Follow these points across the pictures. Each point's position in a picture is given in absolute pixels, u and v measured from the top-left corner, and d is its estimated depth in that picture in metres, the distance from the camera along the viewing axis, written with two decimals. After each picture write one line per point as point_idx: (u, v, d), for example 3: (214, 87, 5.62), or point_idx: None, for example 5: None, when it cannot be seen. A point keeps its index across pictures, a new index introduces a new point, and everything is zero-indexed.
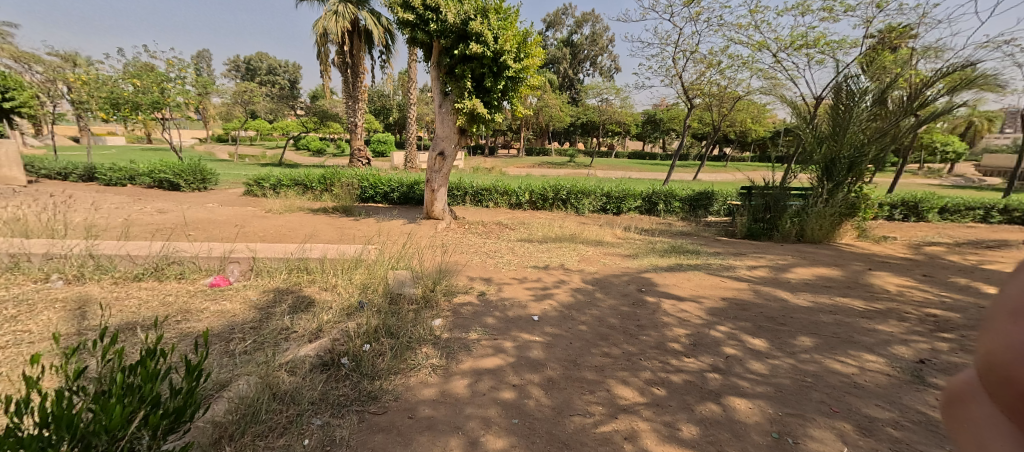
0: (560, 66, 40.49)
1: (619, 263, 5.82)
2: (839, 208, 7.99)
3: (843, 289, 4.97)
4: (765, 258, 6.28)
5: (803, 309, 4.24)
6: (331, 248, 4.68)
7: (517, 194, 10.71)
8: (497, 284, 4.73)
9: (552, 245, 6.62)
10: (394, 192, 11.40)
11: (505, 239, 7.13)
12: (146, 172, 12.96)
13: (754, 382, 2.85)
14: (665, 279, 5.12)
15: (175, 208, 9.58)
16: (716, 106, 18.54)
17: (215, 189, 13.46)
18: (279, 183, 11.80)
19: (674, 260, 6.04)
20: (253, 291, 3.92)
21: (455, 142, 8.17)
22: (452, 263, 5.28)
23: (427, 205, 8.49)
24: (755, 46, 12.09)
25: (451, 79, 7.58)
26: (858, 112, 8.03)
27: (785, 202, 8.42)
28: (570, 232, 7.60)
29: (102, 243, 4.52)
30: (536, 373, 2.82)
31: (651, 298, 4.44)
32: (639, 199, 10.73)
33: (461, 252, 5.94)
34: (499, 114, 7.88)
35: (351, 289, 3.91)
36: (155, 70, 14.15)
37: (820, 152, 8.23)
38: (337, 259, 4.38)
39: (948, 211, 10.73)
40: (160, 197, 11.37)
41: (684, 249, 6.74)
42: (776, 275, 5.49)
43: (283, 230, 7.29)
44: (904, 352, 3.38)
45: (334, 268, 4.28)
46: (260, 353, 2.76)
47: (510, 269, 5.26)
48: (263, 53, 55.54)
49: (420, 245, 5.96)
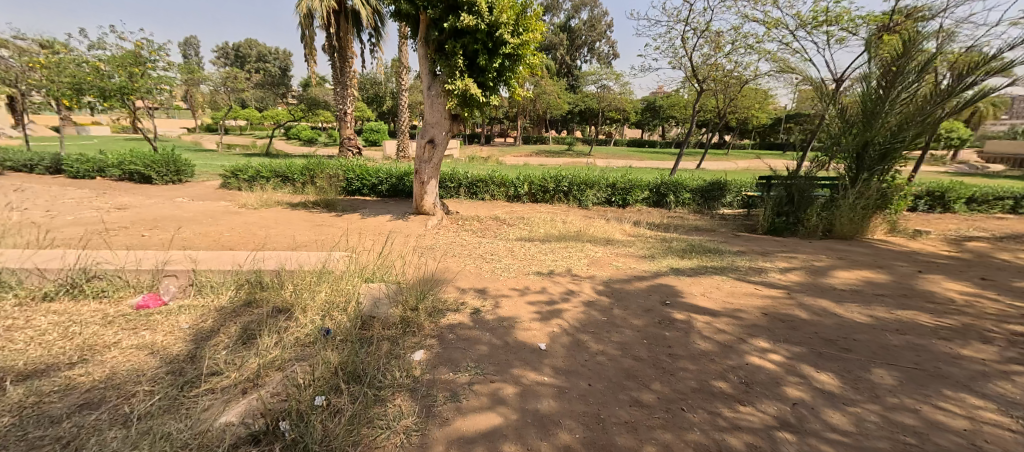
0: (558, 52, 39.29)
1: (634, 267, 5.03)
2: (872, 200, 7.24)
3: (900, 299, 4.21)
4: (798, 258, 5.54)
5: (865, 328, 3.50)
6: (291, 257, 3.85)
7: (515, 185, 9.93)
8: (494, 298, 3.94)
9: (556, 245, 5.84)
10: (382, 184, 10.53)
11: (502, 238, 6.35)
12: (114, 163, 12.04)
13: (841, 446, 2.11)
14: (691, 287, 4.36)
15: (140, 204, 8.74)
16: (723, 92, 17.68)
17: (192, 182, 12.58)
18: (258, 175, 10.91)
19: (696, 261, 5.28)
20: (188, 315, 3.13)
21: (446, 129, 7.31)
22: (440, 271, 4.50)
23: (416, 199, 7.68)
24: (771, 25, 11.21)
25: (440, 57, 6.69)
26: (894, 93, 7.22)
27: (810, 193, 7.68)
28: (574, 229, 6.81)
29: (9, 253, 3.69)
30: (548, 439, 2.08)
31: (679, 314, 3.67)
32: (647, 190, 9.97)
33: (452, 255, 5.17)
34: (495, 97, 7.02)
35: (310, 313, 3.11)
36: (123, 54, 13.09)
37: (850, 138, 7.46)
38: (297, 271, 3.57)
39: (976, 202, 10.02)
40: (129, 191, 10.50)
41: (704, 247, 5.98)
42: (816, 279, 4.75)
43: (252, 231, 6.48)
44: (1013, 391, 2.64)
45: (293, 281, 3.47)
46: (164, 420, 1.98)
47: (508, 277, 4.47)
48: (252, 39, 53.77)
49: (405, 250, 5.16)
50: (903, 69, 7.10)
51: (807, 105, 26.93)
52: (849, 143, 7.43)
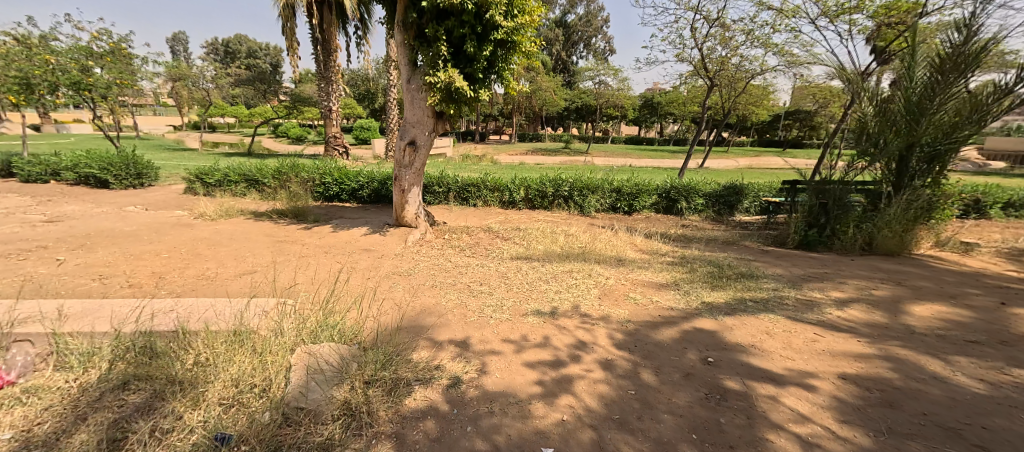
0: (553, 48, 38.09)
1: (658, 302, 4.06)
2: (919, 210, 6.25)
3: (1004, 348, 3.29)
4: (852, 284, 4.61)
5: (988, 406, 2.55)
6: (202, 310, 2.83)
7: (510, 190, 8.94)
8: (480, 358, 2.96)
9: (559, 267, 4.87)
10: (363, 189, 9.51)
11: (495, 257, 5.36)
12: (69, 166, 10.92)
13: None
14: (734, 335, 3.41)
15: (82, 214, 7.66)
16: (729, 88, 16.76)
17: (156, 185, 11.46)
18: (225, 179, 9.85)
19: (731, 292, 4.34)
20: (22, 411, 2.11)
21: (430, 129, 6.28)
22: (414, 315, 3.52)
23: (396, 209, 6.64)
24: (788, 14, 10.27)
25: (421, 44, 5.68)
26: (945, 87, 6.22)
27: (846, 200, 6.71)
28: (579, 245, 5.83)
29: None
30: None
31: (732, 385, 2.70)
32: (655, 195, 9.03)
33: (432, 288, 4.19)
34: (486, 91, 6.01)
35: (204, 410, 2.09)
36: (77, 45, 11.79)
37: (894, 138, 6.47)
38: (200, 334, 2.54)
39: (1015, 207, 9.08)
40: (78, 198, 9.37)
41: (735, 270, 5.02)
42: (884, 319, 3.82)
43: (196, 252, 5.45)
44: None
45: (190, 350, 2.44)
46: None
47: (500, 321, 3.49)
48: (241, 34, 52.23)
49: (373, 284, 4.17)
50: (957, 59, 6.13)
51: (810, 102, 26.15)
52: (892, 144, 6.45)
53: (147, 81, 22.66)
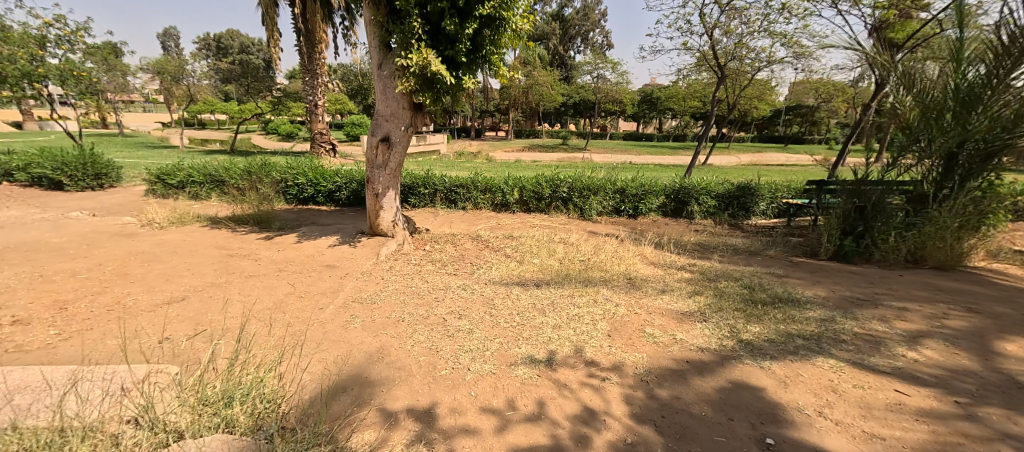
0: (550, 42, 37.08)
1: (684, 341, 3.19)
2: (971, 216, 5.43)
3: None
4: (915, 312, 3.77)
5: None
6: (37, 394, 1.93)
7: (502, 191, 8.07)
8: (448, 444, 2.09)
9: (558, 291, 4.01)
10: (341, 190, 8.61)
11: (481, 276, 4.50)
12: (20, 166, 9.93)
13: None
14: (794, 395, 2.55)
15: (15, 222, 6.71)
16: (735, 82, 15.91)
17: (118, 186, 10.51)
18: (189, 179, 8.91)
19: (773, 324, 3.48)
20: None
21: (406, 123, 5.38)
22: (364, 371, 2.65)
23: (370, 216, 5.74)
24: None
25: (392, 21, 4.77)
26: (1009, 71, 5.30)
27: (884, 204, 5.89)
28: (581, 260, 4.98)
29: None
30: None
31: None
32: (663, 196, 8.18)
33: (397, 323, 3.31)
34: (471, 78, 5.11)
35: None
36: (24, 31, 10.71)
37: (943, 133, 5.60)
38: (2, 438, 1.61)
39: None
40: (23, 202, 8.42)
41: (770, 291, 4.17)
42: (975, 364, 2.96)
43: (125, 270, 4.56)
44: None
45: None
46: None
47: (481, 377, 2.62)
48: (232, 29, 50.98)
49: (323, 320, 3.31)
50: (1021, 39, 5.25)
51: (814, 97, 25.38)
52: (940, 140, 5.59)
53: (125, 74, 21.57)
